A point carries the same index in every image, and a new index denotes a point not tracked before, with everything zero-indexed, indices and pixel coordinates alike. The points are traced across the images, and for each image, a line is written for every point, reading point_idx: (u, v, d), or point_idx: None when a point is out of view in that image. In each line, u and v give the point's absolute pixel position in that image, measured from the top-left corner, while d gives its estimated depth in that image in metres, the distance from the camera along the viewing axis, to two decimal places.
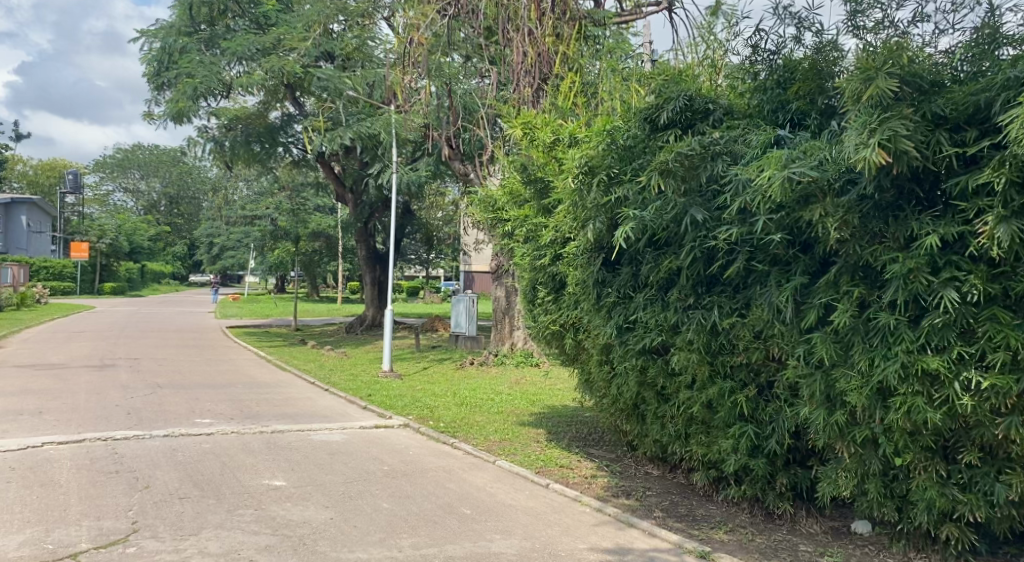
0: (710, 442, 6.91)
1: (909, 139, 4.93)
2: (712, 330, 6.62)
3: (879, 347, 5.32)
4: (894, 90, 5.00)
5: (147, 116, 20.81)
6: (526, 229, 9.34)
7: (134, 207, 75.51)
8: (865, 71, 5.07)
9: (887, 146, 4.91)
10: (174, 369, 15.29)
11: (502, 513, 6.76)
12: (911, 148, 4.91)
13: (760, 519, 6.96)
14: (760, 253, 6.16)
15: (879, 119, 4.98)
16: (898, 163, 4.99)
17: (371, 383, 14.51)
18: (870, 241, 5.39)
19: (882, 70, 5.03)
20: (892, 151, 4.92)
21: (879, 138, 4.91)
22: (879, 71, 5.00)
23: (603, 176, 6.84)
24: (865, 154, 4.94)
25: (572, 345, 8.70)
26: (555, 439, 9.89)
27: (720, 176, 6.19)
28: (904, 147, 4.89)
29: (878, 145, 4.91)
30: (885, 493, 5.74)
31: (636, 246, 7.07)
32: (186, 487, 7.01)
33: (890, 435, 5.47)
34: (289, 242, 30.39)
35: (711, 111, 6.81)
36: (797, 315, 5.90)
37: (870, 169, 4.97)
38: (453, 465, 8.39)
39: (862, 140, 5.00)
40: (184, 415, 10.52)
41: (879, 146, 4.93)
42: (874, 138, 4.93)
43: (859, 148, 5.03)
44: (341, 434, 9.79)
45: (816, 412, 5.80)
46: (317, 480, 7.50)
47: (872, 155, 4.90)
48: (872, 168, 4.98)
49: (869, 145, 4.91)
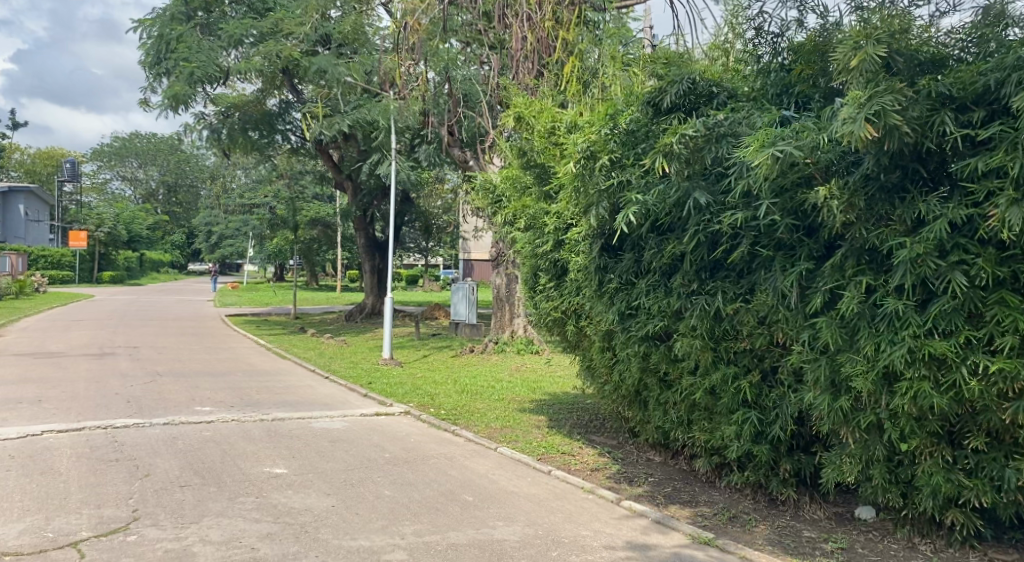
0: (713, 428, 6.89)
1: (900, 114, 4.86)
2: (716, 316, 6.58)
3: (885, 331, 5.27)
4: (881, 58, 5.01)
5: (143, 103, 20.62)
6: (527, 216, 9.24)
7: (132, 196, 75.26)
8: (854, 41, 5.08)
9: (876, 121, 4.86)
10: (174, 358, 15.23)
11: (505, 500, 6.72)
12: (901, 123, 4.83)
13: (763, 505, 6.95)
14: (765, 237, 6.09)
15: (870, 93, 4.90)
16: (890, 139, 4.91)
17: (371, 370, 14.45)
18: (876, 224, 5.33)
19: (871, 40, 5.04)
20: (881, 126, 4.86)
21: (866, 113, 4.86)
22: (867, 41, 5.00)
23: (605, 161, 6.74)
24: (853, 129, 4.90)
25: (573, 332, 8.65)
26: (557, 426, 9.84)
27: (725, 158, 6.09)
28: (893, 122, 4.81)
29: (865, 119, 4.87)
30: (890, 479, 5.75)
31: (638, 231, 7.02)
32: (187, 475, 6.98)
33: (896, 420, 5.44)
34: (288, 230, 30.28)
35: (715, 94, 6.79)
36: (802, 300, 5.85)
37: (857, 144, 4.92)
38: (454, 452, 8.36)
39: (851, 115, 4.95)
40: (184, 403, 10.46)
41: (867, 120, 4.88)
42: (862, 113, 4.87)
43: (846, 122, 4.98)
44: (342, 421, 9.76)
45: (820, 397, 5.78)
46: (318, 467, 7.46)
47: (859, 130, 4.86)
48: (858, 143, 4.94)
49: (857, 119, 4.87)
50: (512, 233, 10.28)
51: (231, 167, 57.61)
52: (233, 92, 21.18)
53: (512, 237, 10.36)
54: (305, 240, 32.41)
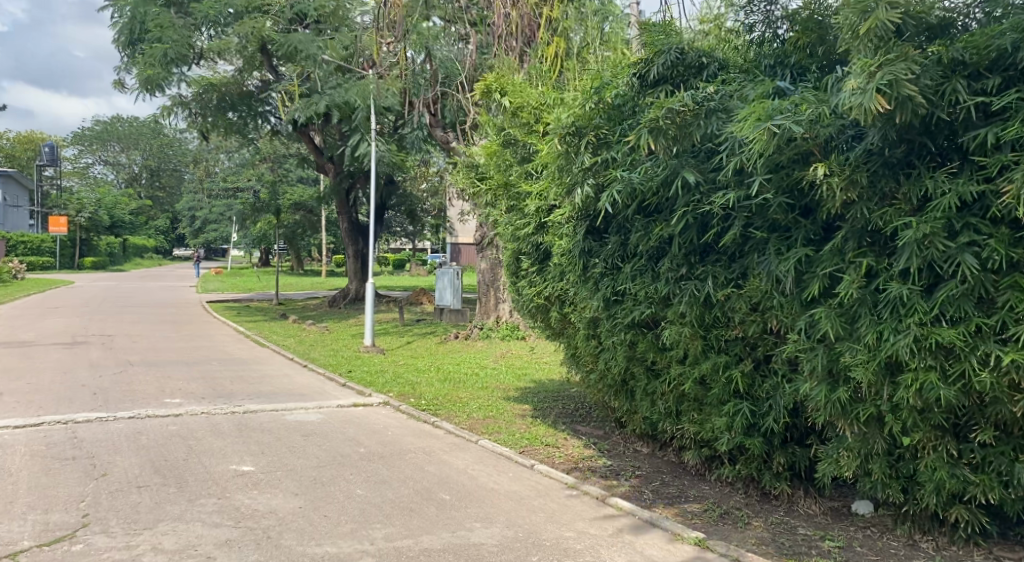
0: (703, 420, 6.54)
1: (914, 84, 4.45)
2: (707, 302, 6.20)
3: (888, 319, 4.92)
4: (895, 24, 4.60)
5: (117, 84, 19.98)
6: (509, 196, 8.80)
7: (114, 180, 74.16)
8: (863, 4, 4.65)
9: (888, 92, 4.44)
10: (147, 346, 14.77)
11: (484, 498, 6.36)
12: (915, 94, 4.42)
13: (755, 499, 6.63)
14: (758, 218, 5.69)
15: (880, 62, 4.49)
16: (902, 112, 4.51)
17: (351, 359, 14.03)
18: (879, 203, 4.94)
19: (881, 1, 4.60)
20: (893, 98, 4.44)
21: (877, 83, 4.44)
22: (879, 2, 4.58)
23: (591, 137, 6.36)
24: (862, 101, 4.48)
25: (557, 319, 8.23)
26: (541, 415, 9.48)
27: (715, 135, 5.64)
28: (907, 93, 4.40)
29: (876, 91, 4.45)
30: (890, 473, 5.45)
31: (624, 212, 6.60)
32: (147, 474, 6.58)
33: (897, 413, 5.12)
34: (270, 214, 29.73)
35: (706, 65, 6.26)
36: (798, 286, 5.48)
37: (867, 119, 4.50)
38: (433, 445, 7.97)
39: (860, 86, 4.53)
40: (153, 395, 10.04)
41: (878, 92, 4.45)
42: (872, 83, 4.45)
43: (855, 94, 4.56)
44: (317, 413, 9.36)
45: (816, 388, 5.44)
46: (288, 464, 7.07)
47: (870, 103, 4.44)
48: (868, 117, 4.52)
49: (867, 92, 4.44)
50: (493, 215, 9.85)
51: (214, 151, 56.79)
52: (213, 74, 20.72)
53: (493, 218, 9.93)
54: (288, 225, 31.83)
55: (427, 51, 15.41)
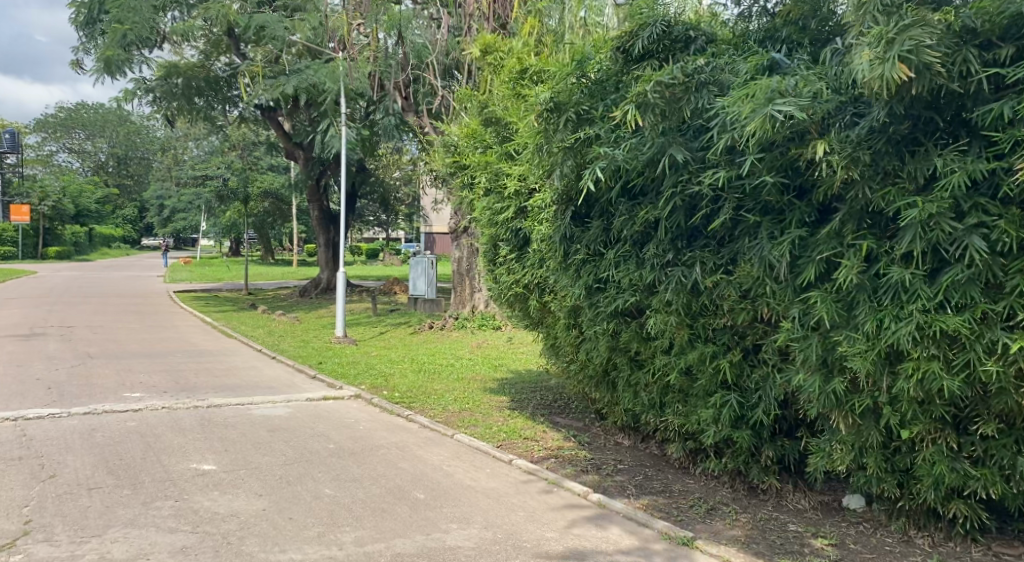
0: (688, 412, 6.26)
1: (934, 50, 4.19)
2: (693, 290, 5.91)
3: (889, 304, 4.67)
4: None
5: (75, 64, 19.25)
6: (487, 177, 8.42)
7: (79, 168, 72.65)
8: None
9: (908, 60, 4.18)
10: (108, 338, 14.21)
11: (460, 497, 6.03)
12: (936, 62, 4.16)
13: (742, 494, 6.36)
14: (749, 201, 5.39)
15: (898, 28, 4.23)
16: (920, 81, 4.25)
17: (322, 350, 13.60)
18: (881, 182, 4.64)
19: None
20: (914, 66, 4.19)
21: (898, 50, 4.18)
22: None
23: (571, 114, 5.95)
24: (884, 71, 4.22)
25: (537, 308, 7.89)
26: (518, 407, 9.16)
27: (705, 110, 5.32)
28: (928, 60, 4.14)
29: (897, 58, 4.19)
30: (886, 467, 5.20)
31: (608, 195, 6.25)
32: (100, 475, 6.19)
33: (897, 405, 4.86)
34: (238, 202, 29.05)
35: (693, 38, 5.92)
36: (792, 272, 5.19)
37: (888, 89, 4.25)
38: (406, 441, 7.61)
39: (878, 55, 4.27)
40: (110, 389, 9.59)
41: (899, 59, 4.20)
42: (892, 51, 4.20)
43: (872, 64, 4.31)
44: (284, 407, 8.95)
45: (810, 379, 5.16)
46: (251, 462, 6.69)
47: (890, 72, 4.18)
48: (888, 88, 4.27)
49: (889, 60, 4.19)
50: (468, 200, 9.47)
51: (182, 138, 55.64)
52: (178, 58, 20.08)
53: (469, 201, 9.54)
54: (257, 213, 31.15)
55: (399, 33, 15.18)
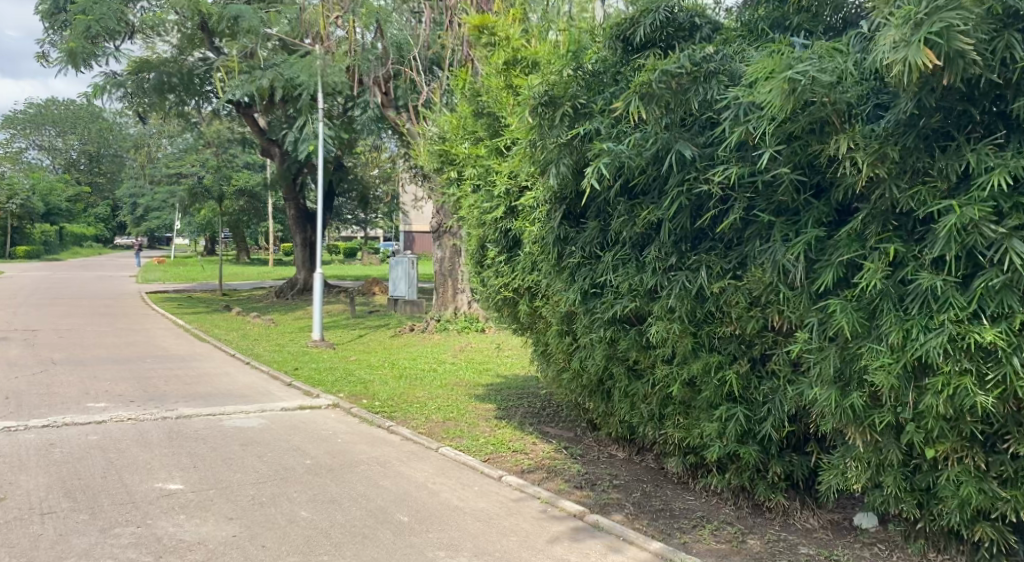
0: (690, 425, 5.87)
1: (968, 36, 3.83)
2: (698, 296, 5.52)
3: (916, 315, 4.32)
4: None
5: (40, 56, 18.56)
6: (475, 174, 7.98)
7: (49, 165, 71.09)
8: None
9: (936, 45, 3.84)
10: (74, 343, 13.60)
11: (448, 519, 5.61)
12: (969, 48, 3.81)
13: (747, 512, 5.97)
14: (762, 200, 5.00)
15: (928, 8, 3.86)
16: (950, 69, 3.90)
17: (298, 355, 13.08)
18: (910, 180, 4.30)
19: None
20: (944, 52, 3.84)
21: (925, 31, 3.83)
22: None
23: (567, 107, 5.53)
24: (907, 54, 3.88)
25: (527, 313, 7.47)
26: (505, 416, 8.74)
27: (715, 102, 4.93)
28: (959, 46, 3.79)
29: (923, 42, 3.84)
30: (905, 487, 4.81)
31: (607, 194, 5.84)
32: (55, 497, 5.71)
33: (921, 421, 4.48)
34: (213, 200, 28.38)
35: (699, 26, 5.56)
36: (809, 277, 4.82)
37: (912, 75, 3.91)
38: (389, 455, 7.17)
39: (903, 37, 3.92)
40: (73, 398, 9.05)
41: (926, 43, 3.85)
42: (919, 33, 3.85)
43: (897, 47, 3.96)
44: (259, 418, 8.47)
45: (825, 393, 4.78)
46: (222, 481, 6.22)
47: (916, 56, 3.85)
48: (911, 74, 3.93)
49: (914, 43, 3.84)
50: (453, 198, 9.02)
51: (155, 135, 54.57)
52: (150, 54, 19.57)
53: (452, 200, 9.13)
54: (233, 211, 30.45)
55: (378, 26, 14.71)
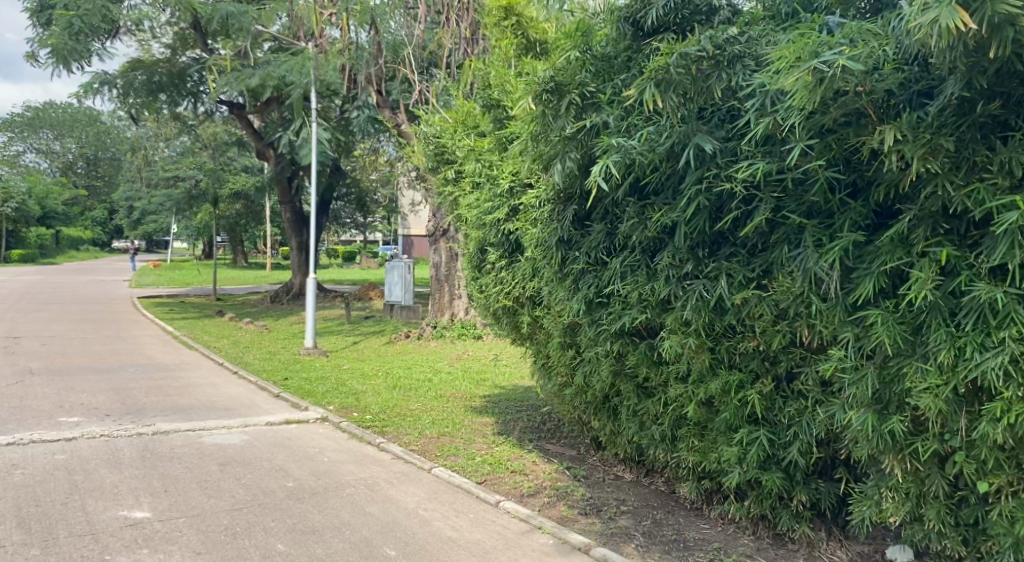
0: (706, 448, 5.34)
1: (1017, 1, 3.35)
2: (718, 308, 4.98)
3: (971, 331, 3.81)
4: None
5: (30, 56, 18.07)
6: (475, 172, 7.44)
7: (47, 168, 70.58)
8: None
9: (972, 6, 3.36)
10: (55, 351, 13.08)
11: (439, 554, 5.07)
12: (1014, 12, 3.33)
13: (766, 543, 5.43)
14: (792, 200, 4.47)
15: None
16: (994, 38, 3.41)
17: (289, 363, 12.54)
18: (965, 177, 3.80)
19: None
20: (983, 17, 3.36)
21: None
22: None
23: (575, 96, 5.03)
24: (937, 16, 3.40)
25: (528, 323, 6.94)
26: (504, 431, 8.22)
27: (740, 89, 4.49)
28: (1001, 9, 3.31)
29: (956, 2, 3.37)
30: (950, 523, 4.24)
31: (615, 194, 5.31)
32: (7, 528, 5.18)
33: (973, 450, 3.94)
34: (208, 203, 27.88)
35: (717, 9, 5.06)
36: (845, 287, 4.30)
37: (941, 40, 3.44)
38: (378, 476, 6.64)
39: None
40: (45, 412, 8.52)
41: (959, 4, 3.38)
42: None
43: (924, 10, 3.50)
44: (241, 434, 7.94)
45: (859, 417, 4.24)
46: (194, 508, 5.69)
47: (948, 17, 3.36)
48: (942, 39, 3.45)
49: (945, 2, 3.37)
50: (449, 197, 8.52)
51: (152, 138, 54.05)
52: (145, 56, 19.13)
53: (447, 201, 8.60)
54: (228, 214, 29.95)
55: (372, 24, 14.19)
